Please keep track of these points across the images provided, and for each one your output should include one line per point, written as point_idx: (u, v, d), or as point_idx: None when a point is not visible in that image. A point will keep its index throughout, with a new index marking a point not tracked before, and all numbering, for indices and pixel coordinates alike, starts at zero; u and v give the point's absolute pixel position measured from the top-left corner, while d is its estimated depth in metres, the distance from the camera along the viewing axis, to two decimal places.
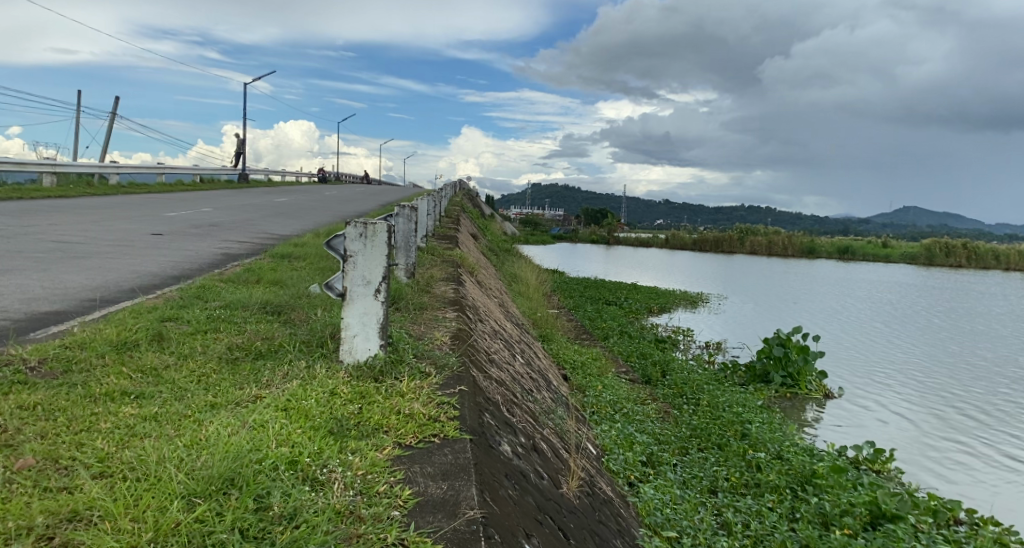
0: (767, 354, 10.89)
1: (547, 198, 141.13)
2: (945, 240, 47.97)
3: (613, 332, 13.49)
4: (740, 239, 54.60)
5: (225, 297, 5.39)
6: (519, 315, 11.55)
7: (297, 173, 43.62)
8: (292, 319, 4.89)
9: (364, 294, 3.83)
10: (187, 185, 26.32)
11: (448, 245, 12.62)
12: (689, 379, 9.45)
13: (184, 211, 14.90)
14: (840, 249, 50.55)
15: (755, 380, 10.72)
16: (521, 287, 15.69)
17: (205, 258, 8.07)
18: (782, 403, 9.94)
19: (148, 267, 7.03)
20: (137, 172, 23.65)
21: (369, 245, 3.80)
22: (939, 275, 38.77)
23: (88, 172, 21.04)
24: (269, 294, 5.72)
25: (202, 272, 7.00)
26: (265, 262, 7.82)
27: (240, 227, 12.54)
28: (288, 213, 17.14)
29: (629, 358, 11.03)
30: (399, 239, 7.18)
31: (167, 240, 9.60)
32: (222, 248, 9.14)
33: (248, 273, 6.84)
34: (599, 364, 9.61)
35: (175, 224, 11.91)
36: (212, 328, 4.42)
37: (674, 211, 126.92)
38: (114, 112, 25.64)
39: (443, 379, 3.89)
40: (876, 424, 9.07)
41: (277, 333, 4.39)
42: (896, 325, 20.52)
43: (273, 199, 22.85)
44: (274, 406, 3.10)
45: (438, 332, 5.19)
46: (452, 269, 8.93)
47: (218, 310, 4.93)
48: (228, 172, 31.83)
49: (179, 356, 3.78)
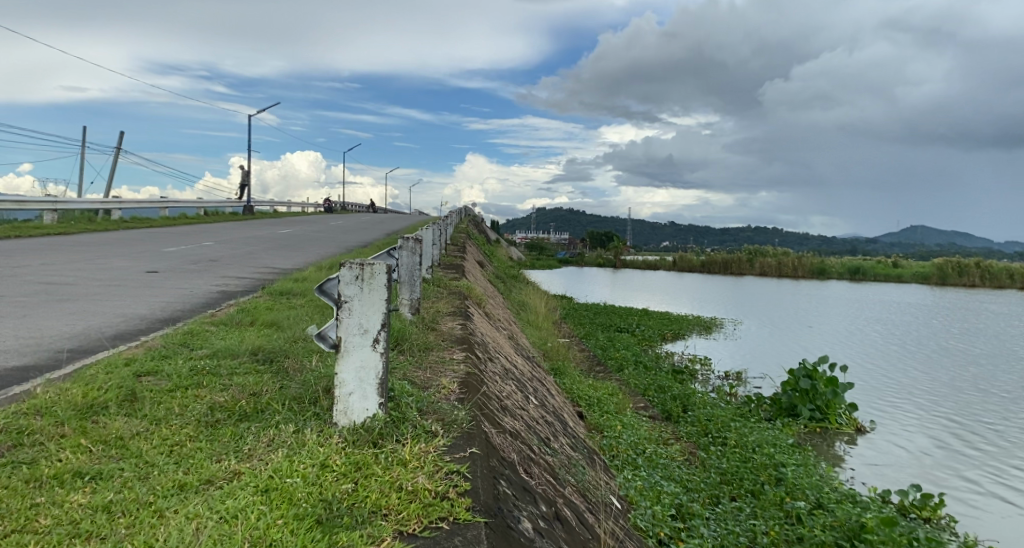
0: (793, 386, 10.33)
1: (552, 223, 141.21)
2: (957, 259, 47.21)
3: (628, 363, 12.95)
4: (749, 260, 53.95)
5: (213, 344, 4.95)
6: (530, 347, 11.05)
7: (302, 203, 43.54)
8: (285, 369, 4.42)
9: (361, 344, 3.37)
10: (191, 217, 26.13)
11: (454, 275, 12.20)
12: (712, 416, 8.91)
13: (185, 245, 14.60)
14: (850, 269, 49.97)
15: (782, 414, 10.15)
16: (531, 316, 15.24)
17: (199, 297, 7.67)
18: (812, 440, 9.36)
19: (136, 309, 6.64)
20: (140, 206, 23.47)
21: (367, 288, 3.35)
22: (953, 295, 38.02)
23: (91, 209, 20.88)
24: (262, 338, 5.28)
25: (193, 314, 6.59)
26: (262, 300, 7.42)
27: (240, 261, 12.16)
28: (291, 244, 16.81)
29: (646, 392, 10.49)
30: (403, 273, 6.74)
31: (161, 278, 9.21)
32: (219, 285, 8.75)
33: (241, 314, 6.42)
34: (617, 400, 9.07)
35: (173, 260, 11.56)
36: (193, 383, 3.95)
37: (681, 233, 126.63)
38: (119, 146, 25.60)
39: (453, 440, 3.41)
40: (914, 463, 8.51)
41: (267, 388, 3.92)
42: (918, 348, 19.89)
43: (277, 230, 22.56)
44: (251, 486, 2.64)
45: (444, 378, 4.72)
46: (460, 302, 8.50)
47: (204, 361, 4.47)
48: (232, 204, 31.69)
49: (151, 420, 3.33)
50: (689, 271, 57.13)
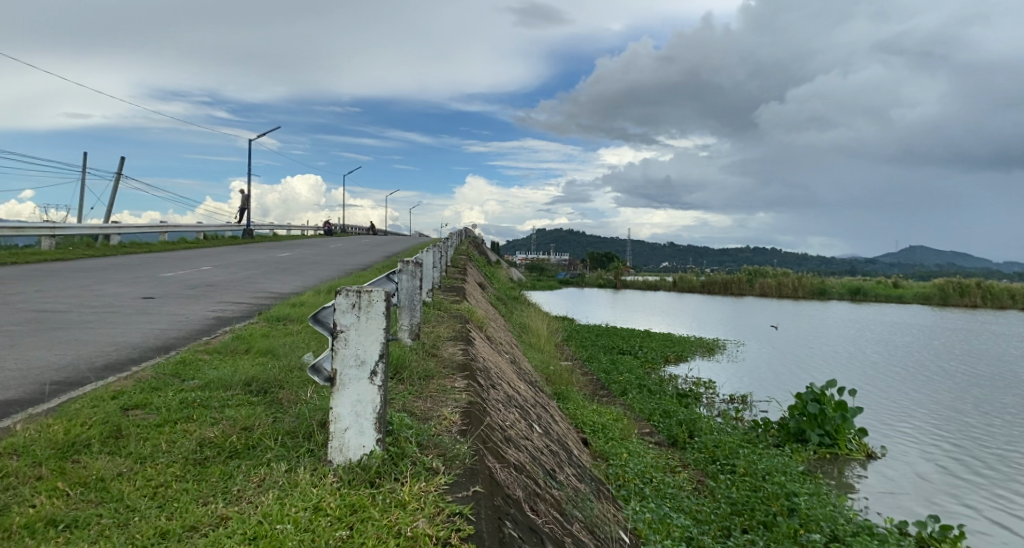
0: (801, 411, 10.12)
1: (552, 243, 141.46)
2: (958, 279, 47.10)
3: (631, 387, 12.72)
4: (749, 280, 53.83)
5: (206, 374, 4.77)
6: (532, 371, 10.85)
7: (301, 226, 43.42)
8: (279, 401, 4.23)
9: (357, 378, 3.20)
10: (190, 242, 25.98)
11: (455, 297, 12.06)
12: (720, 442, 8.68)
13: (182, 269, 14.43)
14: (851, 290, 49.85)
15: (790, 439, 9.90)
16: (533, 338, 15.06)
17: (193, 323, 7.49)
18: (822, 467, 9.13)
19: (128, 337, 6.47)
20: (138, 231, 23.34)
21: (364, 317, 3.18)
22: (955, 316, 37.81)
23: (90, 234, 20.76)
24: (256, 367, 5.11)
25: (187, 341, 6.42)
26: (258, 326, 7.26)
27: (238, 286, 12.01)
28: (291, 268, 16.67)
29: (651, 416, 10.28)
30: (403, 297, 6.57)
31: (157, 304, 9.05)
32: (215, 311, 8.59)
33: (236, 342, 6.24)
34: (622, 426, 8.86)
35: (169, 286, 11.38)
36: (183, 417, 3.76)
37: (680, 254, 126.70)
38: (119, 171, 25.58)
39: (456, 477, 3.23)
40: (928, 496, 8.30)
41: (261, 421, 3.74)
42: (923, 370, 19.69)
43: (276, 253, 22.43)
44: (239, 535, 2.47)
45: (445, 408, 4.53)
46: (461, 325, 8.33)
47: (195, 393, 4.29)
48: (232, 227, 31.58)
49: (136, 459, 3.14)
50: (690, 291, 57.02)
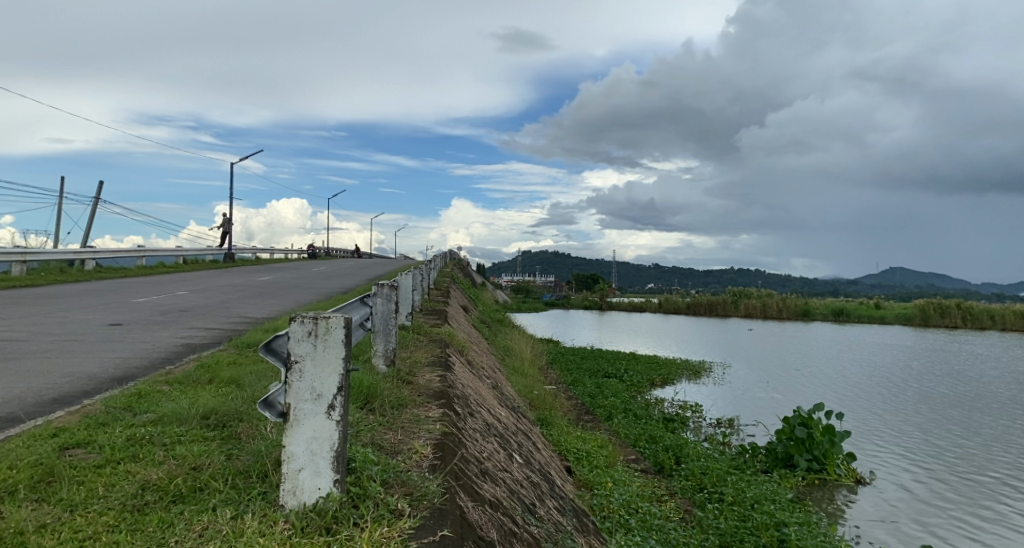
0: (788, 435, 9.89)
1: (537, 266, 141.52)
2: (938, 300, 47.52)
3: (617, 412, 12.44)
4: (734, 302, 53.93)
5: (161, 407, 4.46)
6: (515, 397, 10.55)
7: (284, 249, 42.93)
8: (236, 436, 3.93)
9: (312, 413, 2.93)
10: (169, 266, 25.51)
11: (436, 321, 11.77)
12: (707, 469, 8.44)
13: (156, 295, 14.01)
14: (834, 311, 50.09)
15: (778, 465, 9.65)
16: (516, 362, 14.75)
17: (158, 351, 7.16)
18: (811, 494, 8.90)
19: (86, 368, 6.14)
20: (115, 256, 22.86)
21: (320, 346, 2.92)
22: (936, 337, 38.04)
23: (64, 259, 20.28)
24: (218, 398, 4.81)
25: (148, 371, 6.11)
26: (226, 353, 6.95)
27: (211, 311, 11.64)
28: (268, 292, 16.30)
29: (637, 442, 10.00)
30: (377, 322, 6.30)
31: (123, 330, 8.69)
32: (183, 338, 8.25)
33: (199, 371, 5.92)
34: (607, 453, 8.58)
35: (140, 312, 11.00)
36: (128, 457, 3.47)
37: (664, 275, 127.20)
38: (95, 194, 25.08)
39: (422, 519, 2.95)
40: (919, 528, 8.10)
41: (212, 459, 3.45)
42: (909, 391, 19.60)
43: (256, 277, 21.99)
44: None
45: (417, 441, 4.25)
46: (440, 350, 8.05)
47: (146, 429, 3.99)
48: (213, 251, 31.12)
49: (66, 507, 2.87)
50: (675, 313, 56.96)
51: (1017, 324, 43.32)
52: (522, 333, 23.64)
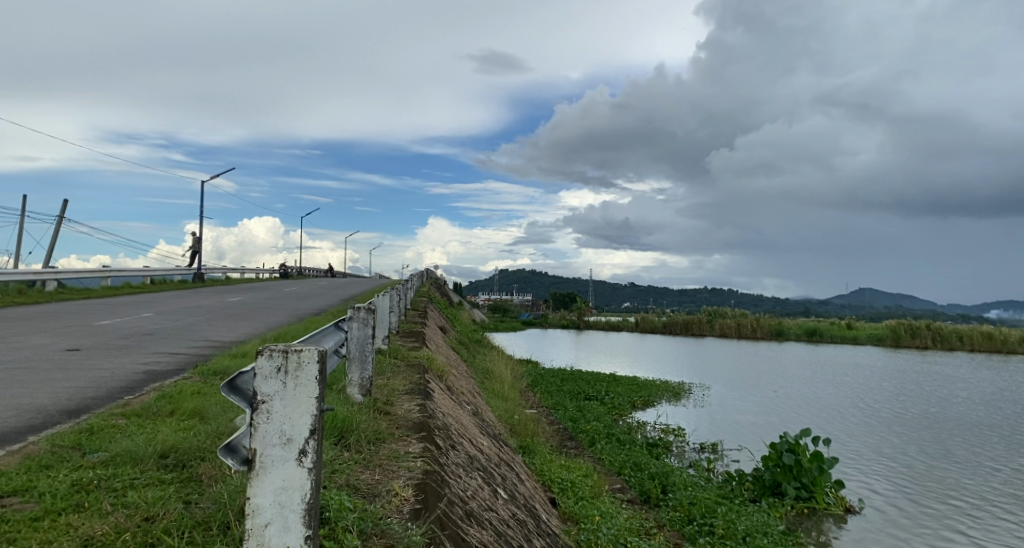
0: (775, 462, 9.68)
1: (514, 285, 141.27)
2: (908, 321, 48.15)
3: (600, 437, 12.15)
4: (709, 321, 54.14)
5: (114, 445, 4.09)
6: (496, 423, 10.19)
7: (256, 268, 42.07)
8: (197, 479, 3.57)
9: (281, 460, 2.58)
10: (136, 287, 24.73)
11: (414, 344, 11.39)
12: (695, 498, 8.17)
13: (120, 317, 13.46)
14: (807, 331, 50.51)
15: (766, 493, 9.41)
16: (496, 384, 14.41)
17: (117, 379, 6.73)
18: (802, 524, 8.69)
19: (37, 399, 5.73)
20: (78, 277, 22.07)
21: (291, 384, 2.57)
22: (907, 357, 38.47)
23: (23, 279, 19.49)
24: (179, 434, 4.43)
25: (105, 402, 5.73)
26: (191, 382, 6.55)
27: (178, 334, 11.15)
28: (239, 313, 15.78)
29: (622, 470, 9.70)
30: (353, 347, 5.95)
31: (81, 356, 8.21)
32: (145, 364, 7.81)
33: (159, 402, 5.52)
34: (592, 482, 8.27)
35: (100, 336, 10.47)
36: (70, 507, 3.13)
37: (640, 295, 127.78)
38: (61, 213, 24.31)
39: None
40: None
41: (167, 508, 3.09)
42: (887, 413, 19.58)
43: (227, 298, 21.37)
44: None
45: (397, 481, 3.91)
46: (419, 375, 7.70)
47: (95, 471, 3.62)
48: (182, 271, 30.34)
49: None
50: (651, 332, 56.99)
51: (985, 345, 44.01)
52: (501, 353, 23.26)
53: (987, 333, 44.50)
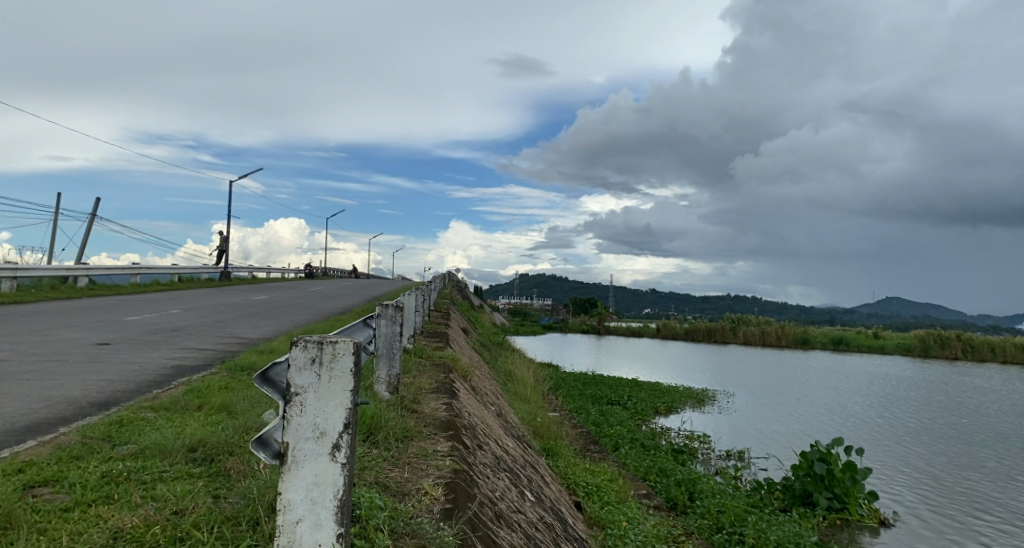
0: (806, 471, 9.46)
1: (535, 288, 141.07)
2: (937, 331, 47.16)
3: (624, 442, 11.99)
4: (732, 329, 53.52)
5: (143, 438, 4.07)
6: (519, 425, 10.08)
7: (282, 269, 42.44)
8: (226, 474, 3.53)
9: (314, 454, 2.52)
10: (163, 284, 25.03)
11: (437, 344, 11.33)
12: (724, 506, 8.00)
13: (148, 313, 13.58)
14: (833, 340, 49.67)
15: (797, 503, 9.18)
16: (518, 386, 14.31)
17: (145, 373, 6.75)
18: (834, 536, 8.47)
19: (68, 391, 5.76)
20: (109, 273, 22.39)
21: (326, 376, 2.50)
22: (935, 368, 37.65)
23: (55, 275, 19.81)
24: (207, 428, 4.39)
25: (134, 395, 5.75)
26: (218, 377, 6.55)
27: (205, 331, 11.22)
28: (265, 312, 15.86)
29: (647, 476, 9.54)
30: (380, 345, 5.90)
31: (111, 351, 8.27)
32: (173, 359, 7.84)
33: (188, 396, 5.51)
34: (617, 488, 8.12)
35: (129, 331, 10.56)
36: (100, 499, 3.11)
37: (661, 301, 126.88)
38: (93, 211, 24.72)
39: None
40: None
41: (197, 502, 3.05)
42: (918, 424, 19.10)
43: (252, 296, 21.52)
44: None
45: (426, 480, 3.83)
46: (444, 375, 7.64)
47: (125, 463, 3.60)
48: (209, 269, 30.68)
49: None
50: (673, 338, 56.46)
51: (1018, 357, 42.86)
52: (523, 356, 23.14)
53: (1020, 346, 43.42)
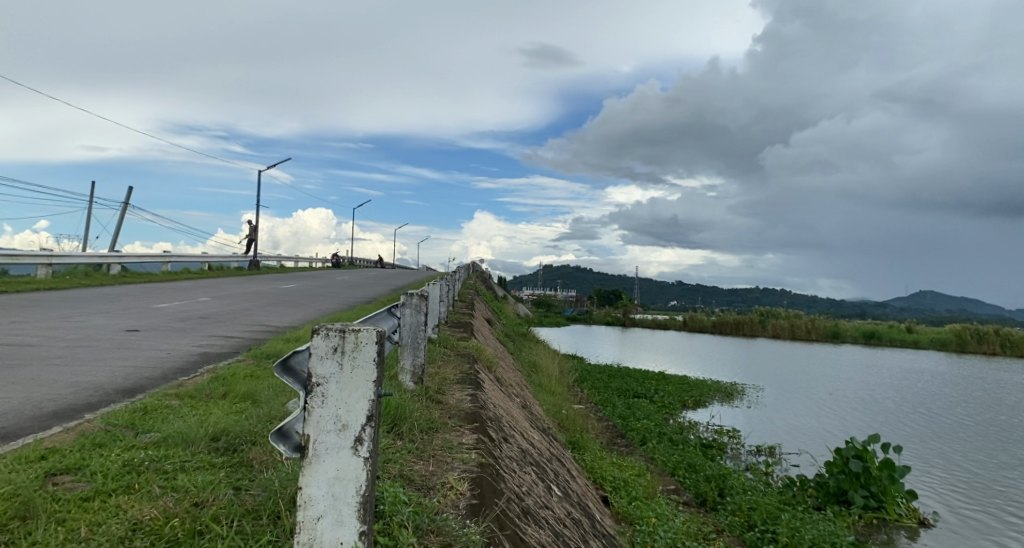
0: (841, 468, 9.21)
1: (560, 279, 140.72)
2: (974, 326, 45.92)
3: (652, 435, 11.80)
4: (761, 322, 52.75)
5: (166, 426, 4.02)
6: (545, 417, 9.96)
7: (309, 258, 42.78)
8: (248, 464, 3.46)
9: (335, 447, 2.41)
10: (194, 272, 25.33)
11: (463, 334, 11.24)
12: (756, 503, 7.79)
13: (178, 301, 13.70)
14: (865, 334, 48.67)
15: (831, 501, 8.96)
16: (544, 378, 14.19)
17: (172, 360, 6.75)
18: (870, 535, 8.22)
19: (95, 377, 5.77)
20: (141, 261, 22.70)
21: (348, 366, 2.39)
22: (973, 363, 36.63)
23: (89, 263, 20.12)
24: (231, 416, 4.33)
25: (160, 382, 5.74)
26: (243, 365, 6.53)
27: (232, 319, 11.26)
28: (292, 300, 15.93)
29: (676, 471, 9.36)
30: (405, 335, 5.81)
31: (139, 337, 8.31)
32: (200, 346, 7.85)
33: (213, 384, 5.47)
34: (645, 483, 7.96)
35: (158, 318, 10.65)
36: (121, 488, 3.04)
37: (688, 293, 125.65)
38: (126, 201, 25.09)
39: None
40: None
41: (217, 494, 2.97)
42: (955, 421, 18.57)
43: (280, 285, 21.66)
44: None
45: (451, 474, 3.71)
46: (468, 365, 7.53)
47: (147, 452, 3.54)
48: (238, 258, 31.00)
49: None
50: (700, 331, 55.86)
51: None
52: (548, 348, 23.00)
53: None
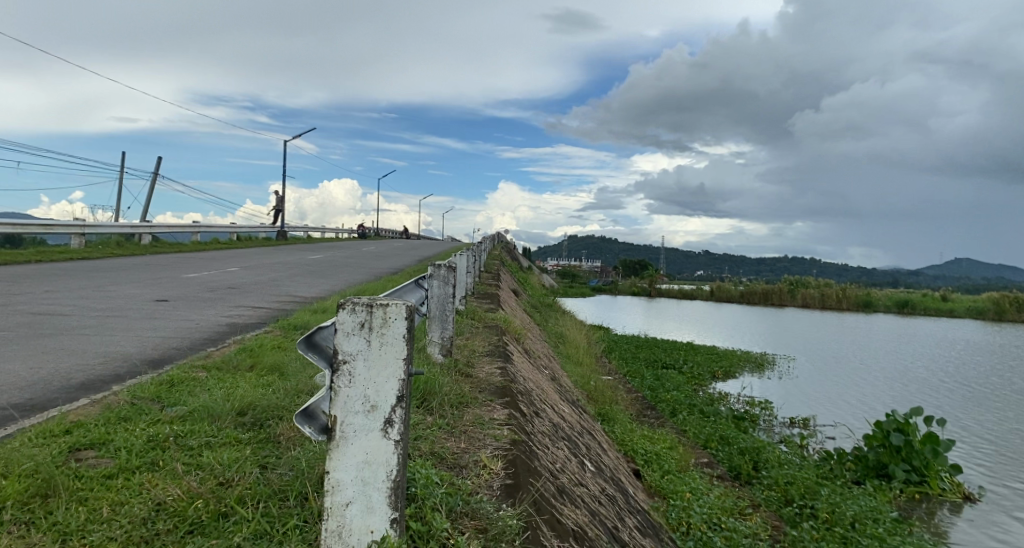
0: (880, 442, 8.97)
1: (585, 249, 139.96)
2: (1013, 293, 44.67)
3: (682, 407, 11.61)
4: (791, 291, 51.88)
5: (192, 399, 3.93)
6: (573, 389, 9.80)
7: (337, 228, 42.95)
8: (276, 440, 3.34)
9: (364, 429, 2.25)
10: (222, 242, 25.52)
11: (490, 306, 11.07)
12: (794, 477, 7.58)
13: (207, 271, 13.73)
14: (898, 303, 47.66)
15: (870, 475, 8.74)
16: (571, 349, 14.03)
17: (201, 331, 6.71)
18: (912, 510, 8.00)
19: (124, 347, 5.74)
20: (171, 232, 22.88)
21: (376, 343, 2.22)
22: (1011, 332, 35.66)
23: (121, 233, 20.31)
24: (258, 389, 4.22)
25: (187, 353, 5.67)
26: (271, 336, 6.46)
27: (260, 289, 11.24)
28: (318, 270, 15.92)
29: (708, 444, 9.18)
30: (433, 306, 5.64)
31: (167, 307, 8.28)
32: (228, 316, 7.81)
33: (240, 355, 5.39)
34: (677, 455, 7.79)
35: (188, 288, 10.66)
36: (144, 466, 2.94)
37: (715, 262, 124.15)
38: (155, 172, 25.28)
39: None
40: None
41: (243, 473, 2.85)
42: (995, 391, 18.02)
43: (307, 255, 21.67)
44: None
45: (483, 451, 3.57)
46: (497, 337, 7.38)
47: (171, 427, 3.44)
48: (266, 228, 31.16)
49: (57, 536, 2.38)
50: (727, 301, 55.17)
51: None
52: (575, 318, 22.82)
53: None
